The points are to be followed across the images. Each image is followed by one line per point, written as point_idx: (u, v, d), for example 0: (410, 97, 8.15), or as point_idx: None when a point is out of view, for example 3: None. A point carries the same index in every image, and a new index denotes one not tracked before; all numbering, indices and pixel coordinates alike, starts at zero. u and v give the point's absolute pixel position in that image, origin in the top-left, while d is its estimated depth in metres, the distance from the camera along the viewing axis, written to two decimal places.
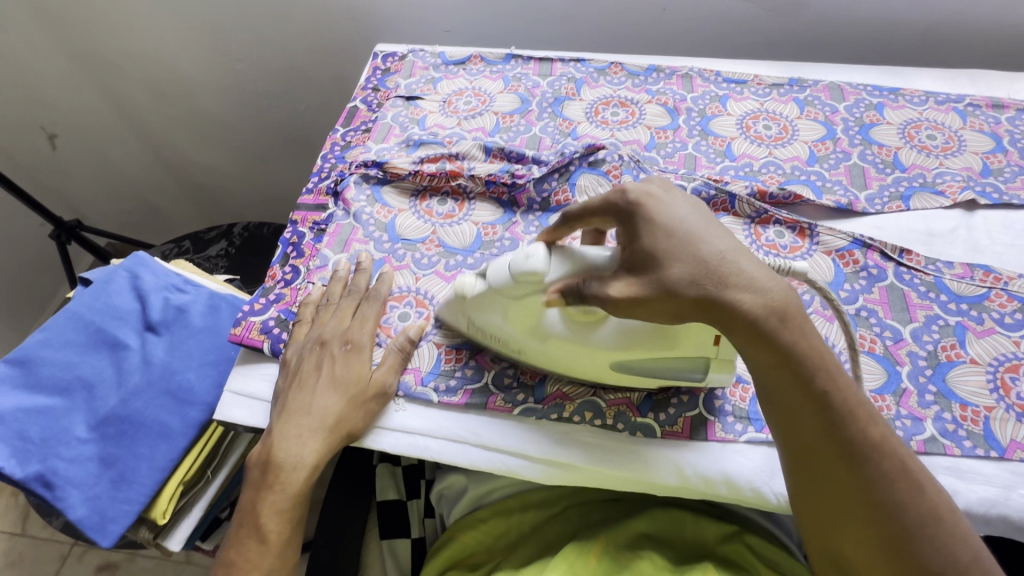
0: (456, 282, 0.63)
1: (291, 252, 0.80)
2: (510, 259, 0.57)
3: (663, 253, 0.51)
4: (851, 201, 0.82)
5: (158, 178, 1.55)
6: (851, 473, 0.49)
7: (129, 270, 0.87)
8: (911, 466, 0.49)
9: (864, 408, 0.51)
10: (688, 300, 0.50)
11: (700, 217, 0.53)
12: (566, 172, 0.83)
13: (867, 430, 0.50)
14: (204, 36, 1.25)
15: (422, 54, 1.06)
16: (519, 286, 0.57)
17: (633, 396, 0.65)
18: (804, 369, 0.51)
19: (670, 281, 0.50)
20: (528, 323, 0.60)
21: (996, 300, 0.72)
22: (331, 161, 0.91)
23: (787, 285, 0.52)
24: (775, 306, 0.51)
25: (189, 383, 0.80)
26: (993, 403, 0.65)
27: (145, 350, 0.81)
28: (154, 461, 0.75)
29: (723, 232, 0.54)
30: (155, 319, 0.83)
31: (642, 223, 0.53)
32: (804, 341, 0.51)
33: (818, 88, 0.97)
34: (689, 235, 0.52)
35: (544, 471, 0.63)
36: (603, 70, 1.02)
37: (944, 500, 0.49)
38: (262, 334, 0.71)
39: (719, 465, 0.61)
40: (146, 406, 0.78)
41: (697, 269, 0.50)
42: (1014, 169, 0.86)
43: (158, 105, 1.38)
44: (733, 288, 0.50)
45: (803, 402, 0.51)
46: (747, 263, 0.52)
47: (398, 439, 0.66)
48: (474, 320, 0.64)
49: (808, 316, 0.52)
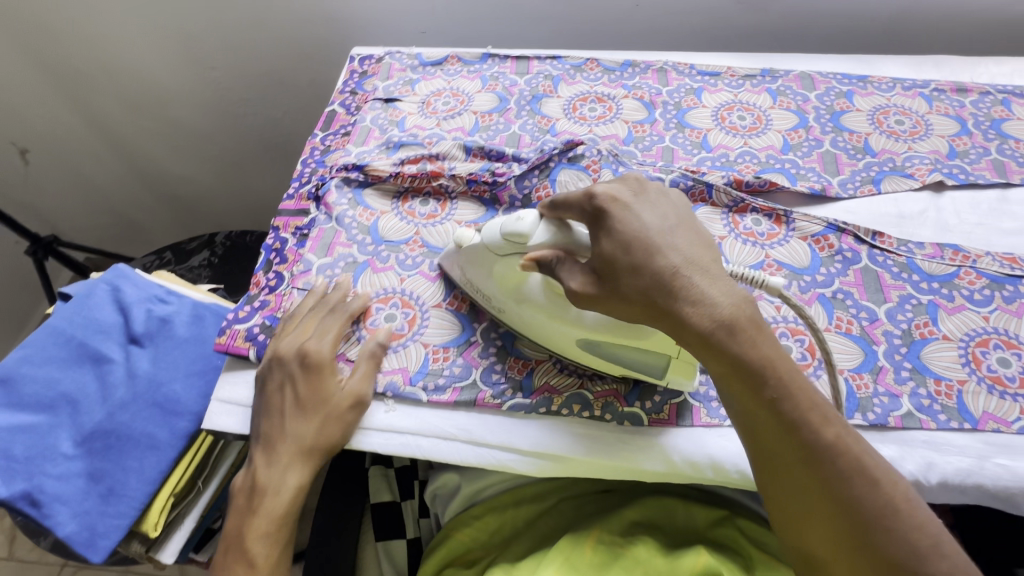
0: (460, 232, 0.68)
1: (275, 258, 0.80)
2: (503, 221, 0.60)
3: (620, 260, 0.52)
4: (824, 186, 0.84)
5: (135, 191, 1.53)
6: (811, 475, 0.48)
7: (111, 283, 0.87)
8: (867, 462, 0.47)
9: (820, 409, 0.49)
10: (639, 305, 0.51)
11: (660, 225, 0.53)
12: (546, 168, 0.84)
13: (821, 431, 0.48)
14: (176, 44, 1.24)
15: (399, 56, 1.06)
16: (505, 244, 0.60)
17: (620, 387, 0.66)
18: (757, 377, 0.49)
19: (621, 289, 0.52)
20: (511, 283, 0.64)
21: (966, 278, 0.75)
22: (311, 166, 0.91)
23: (737, 291, 0.51)
24: (724, 317, 0.49)
25: (175, 393, 0.79)
26: (965, 376, 0.67)
27: (130, 362, 0.81)
28: (144, 473, 0.74)
29: (675, 240, 0.53)
30: (139, 330, 0.83)
31: (604, 230, 0.54)
32: (756, 350, 0.49)
33: (789, 78, 0.99)
34: (645, 245, 0.52)
35: (536, 464, 0.64)
36: (580, 66, 1.03)
37: (904, 493, 0.47)
38: (247, 342, 0.71)
39: (706, 450, 0.63)
40: (132, 419, 0.77)
41: (653, 280, 0.51)
42: (979, 151, 0.88)
43: (131, 115, 1.36)
44: (682, 300, 0.50)
45: (755, 410, 0.50)
46: (698, 271, 0.51)
47: (388, 439, 0.66)
48: (467, 274, 0.69)
49: (760, 324, 0.50)
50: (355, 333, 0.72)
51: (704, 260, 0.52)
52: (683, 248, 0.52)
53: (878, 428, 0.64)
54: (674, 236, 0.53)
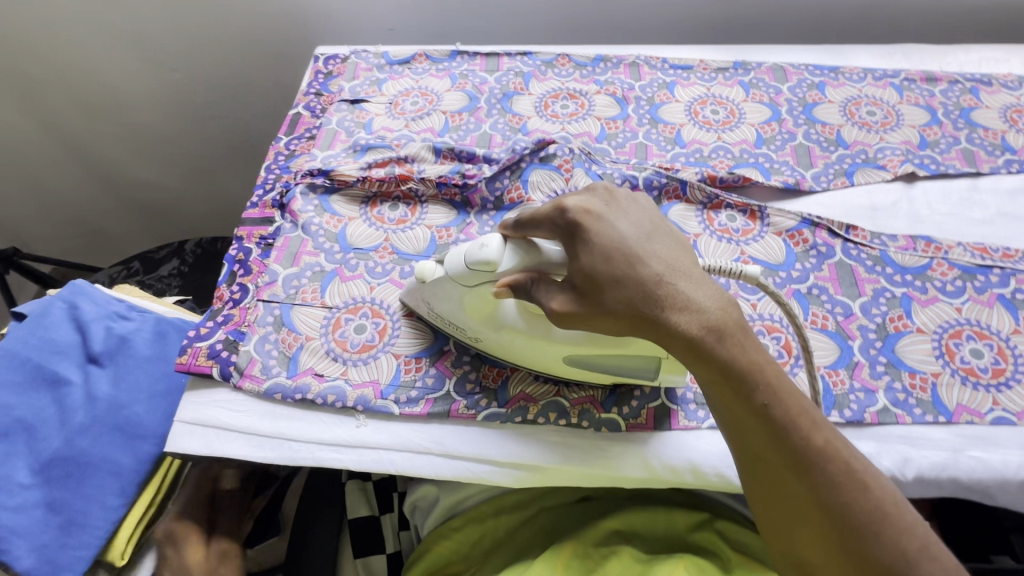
0: (420, 266, 0.65)
1: (239, 270, 0.77)
2: (467, 251, 0.58)
3: (601, 274, 0.49)
4: (798, 180, 0.84)
5: (99, 198, 1.47)
6: (802, 482, 0.46)
7: (67, 300, 0.84)
8: (856, 466, 0.46)
9: (810, 413, 0.47)
10: (626, 320, 0.49)
11: (641, 231, 0.51)
12: (517, 169, 0.82)
13: (812, 437, 0.46)
14: (133, 46, 1.19)
15: (365, 55, 1.03)
16: (473, 274, 0.58)
17: (597, 393, 0.65)
18: (746, 383, 0.47)
19: (606, 305, 0.49)
20: (483, 311, 0.62)
21: (939, 269, 0.75)
22: (275, 172, 0.88)
23: (723, 295, 0.48)
24: (711, 323, 0.47)
25: (138, 416, 0.77)
26: (939, 369, 0.67)
27: (89, 383, 0.78)
28: (107, 501, 0.71)
29: (656, 245, 0.50)
30: (98, 350, 0.80)
31: (581, 242, 0.51)
32: (745, 355, 0.47)
33: (762, 70, 0.98)
34: (625, 254, 0.49)
35: (512, 475, 0.63)
36: (551, 62, 1.00)
37: (892, 497, 0.45)
38: (210, 359, 0.68)
39: (684, 454, 0.62)
40: (92, 444, 0.74)
41: (636, 291, 0.48)
42: (949, 140, 0.89)
43: (90, 121, 1.31)
44: (669, 307, 0.47)
45: (746, 417, 0.47)
46: (683, 276, 0.48)
47: (360, 455, 0.64)
48: (434, 307, 0.66)
49: (748, 328, 0.48)
50: (325, 347, 0.69)
51: (686, 264, 0.49)
52: (665, 253, 0.50)
53: (854, 424, 0.64)
54: (655, 241, 0.50)
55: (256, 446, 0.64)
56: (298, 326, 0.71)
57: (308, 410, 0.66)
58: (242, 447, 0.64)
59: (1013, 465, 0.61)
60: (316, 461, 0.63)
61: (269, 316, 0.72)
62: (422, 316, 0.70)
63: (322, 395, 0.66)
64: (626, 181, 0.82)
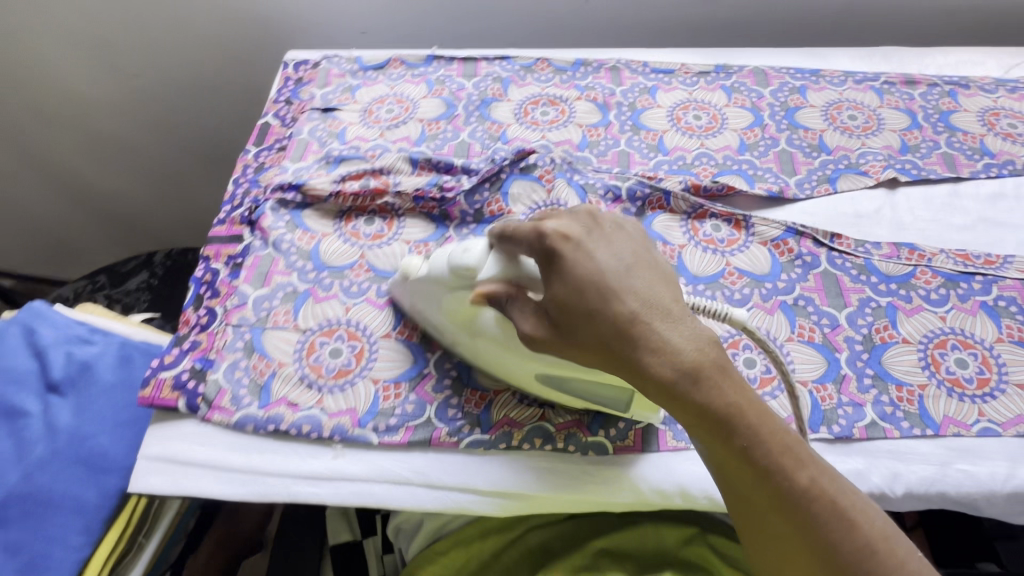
0: (405, 262, 0.64)
1: (206, 292, 0.73)
2: (450, 254, 0.57)
3: (574, 309, 0.46)
4: (781, 188, 0.83)
5: (61, 209, 1.39)
6: (789, 526, 0.43)
7: (24, 324, 0.79)
8: (843, 503, 0.42)
9: (795, 450, 0.44)
10: (600, 357, 0.46)
11: (618, 264, 0.47)
12: (497, 180, 0.80)
13: (796, 477, 0.43)
14: (91, 49, 1.13)
15: (337, 60, 0.99)
16: (454, 277, 0.57)
17: (583, 416, 0.63)
18: (725, 426, 0.44)
19: (579, 342, 0.47)
20: (463, 318, 0.60)
21: (922, 277, 0.74)
22: (243, 186, 0.84)
23: (701, 332, 0.45)
24: (688, 364, 0.44)
25: (102, 447, 0.72)
26: (925, 380, 0.66)
27: (49, 413, 0.73)
28: (69, 540, 0.67)
29: (633, 279, 0.47)
30: (59, 377, 0.76)
31: (555, 276, 0.48)
32: (724, 397, 0.44)
33: (743, 74, 0.97)
34: (600, 288, 0.46)
35: (497, 504, 0.60)
36: (530, 67, 0.98)
37: (882, 531, 0.42)
38: (175, 391, 0.65)
39: (673, 477, 0.60)
40: (53, 480, 0.69)
41: (609, 329, 0.45)
42: (929, 145, 0.88)
43: (49, 128, 1.24)
44: (641, 346, 0.44)
45: (726, 457, 0.45)
46: (658, 313, 0.45)
47: (338, 488, 0.61)
48: (418, 305, 0.65)
49: (727, 364, 0.45)
50: (299, 374, 0.66)
51: (665, 300, 0.46)
52: (643, 288, 0.46)
53: (842, 440, 0.63)
54: (632, 275, 0.47)
55: (227, 482, 0.61)
56: (270, 351, 0.68)
57: (281, 441, 0.63)
58: (212, 484, 0.61)
59: (999, 478, 0.61)
60: (291, 496, 0.60)
61: (239, 341, 0.68)
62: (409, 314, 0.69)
63: (296, 426, 0.63)
64: (609, 192, 0.80)
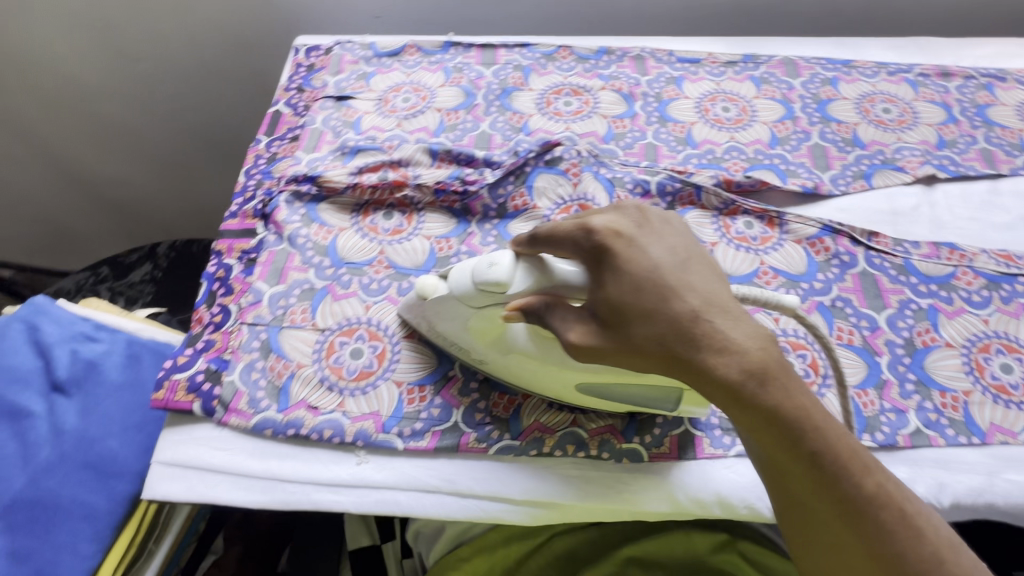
0: (419, 281, 0.58)
1: (219, 289, 0.70)
2: (474, 268, 0.52)
3: (630, 308, 0.42)
4: (816, 184, 0.80)
5: (61, 198, 1.35)
6: (854, 535, 0.40)
7: (26, 321, 0.76)
8: (910, 511, 0.40)
9: (859, 455, 0.41)
10: (656, 359, 0.42)
11: (673, 259, 0.44)
12: (521, 174, 0.77)
13: (862, 482, 0.40)
14: (94, 33, 1.08)
15: (350, 46, 0.95)
16: (481, 295, 0.52)
17: (616, 421, 0.61)
18: (793, 430, 0.40)
19: (633, 342, 0.42)
20: (493, 334, 0.57)
21: (964, 278, 0.72)
22: (255, 177, 0.80)
23: (762, 330, 0.42)
24: (753, 364, 0.40)
25: (111, 450, 0.70)
26: (970, 386, 0.64)
27: (54, 414, 0.71)
28: (78, 548, 0.64)
29: (690, 274, 0.43)
30: (64, 376, 0.73)
31: (608, 270, 0.44)
32: (791, 400, 0.41)
33: (772, 64, 0.94)
34: (657, 285, 0.42)
35: (528, 513, 0.58)
36: (551, 55, 0.94)
37: (947, 539, 0.40)
38: (190, 394, 0.62)
39: (712, 485, 0.58)
40: (61, 484, 0.67)
41: (668, 328, 0.41)
42: (967, 140, 0.85)
43: (50, 114, 1.20)
44: (704, 347, 0.40)
45: (790, 464, 0.41)
46: (721, 312, 0.42)
47: (362, 496, 0.58)
48: (437, 325, 0.61)
49: (791, 366, 0.42)
50: (319, 376, 0.63)
51: (724, 297, 0.43)
52: (701, 285, 0.43)
53: (886, 448, 0.61)
54: (689, 271, 0.43)
55: (246, 488, 0.59)
56: (288, 352, 0.65)
57: (301, 446, 0.61)
58: (230, 490, 0.58)
59: None
60: (313, 504, 0.58)
61: (254, 340, 0.65)
62: (423, 334, 0.64)
63: (317, 431, 0.60)
64: (638, 186, 0.77)
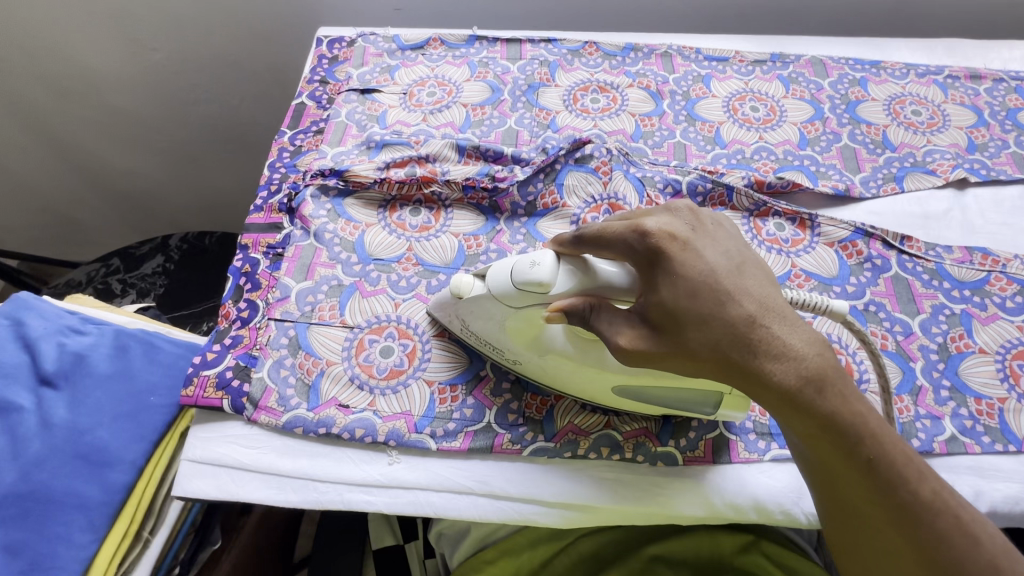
0: (455, 280, 0.57)
1: (245, 284, 0.69)
2: (514, 267, 0.51)
3: (686, 313, 0.41)
4: (847, 186, 0.79)
5: (71, 187, 1.32)
6: (909, 543, 0.39)
7: (11, 316, 0.70)
8: (968, 519, 0.39)
9: (914, 461, 0.40)
10: (711, 364, 0.42)
11: (728, 263, 0.43)
12: (552, 171, 0.76)
13: (919, 490, 0.39)
14: (109, 20, 1.06)
15: (374, 38, 0.94)
16: (521, 295, 0.51)
17: (651, 424, 0.60)
18: (848, 437, 0.40)
19: (687, 347, 0.42)
20: (529, 334, 0.56)
21: (997, 284, 0.71)
22: (280, 171, 0.79)
23: (818, 336, 0.41)
24: (811, 371, 0.40)
25: (102, 440, 0.64)
26: (1005, 393, 0.64)
27: (42, 408, 0.64)
28: (74, 539, 0.59)
29: (746, 279, 0.43)
30: (51, 369, 0.67)
31: (663, 274, 0.43)
32: (847, 405, 0.40)
33: (801, 63, 0.93)
34: (714, 290, 0.42)
35: (563, 516, 0.57)
36: (578, 51, 0.93)
37: (1004, 546, 0.38)
38: (219, 390, 0.61)
39: (747, 490, 0.58)
40: (52, 476, 0.61)
41: (723, 333, 0.41)
42: (997, 144, 0.85)
43: (61, 102, 1.18)
44: (761, 353, 0.40)
45: (843, 471, 0.41)
46: (778, 317, 0.41)
47: (395, 496, 0.57)
48: (470, 324, 0.60)
49: (846, 372, 0.41)
50: (349, 374, 0.62)
51: (779, 302, 0.42)
52: (757, 290, 0.42)
53: (922, 455, 0.60)
54: (745, 275, 0.43)
55: (277, 487, 0.58)
56: (317, 349, 0.64)
57: (332, 445, 0.60)
58: (262, 488, 0.58)
59: None
60: (345, 504, 0.57)
61: (283, 337, 0.65)
62: (454, 333, 0.63)
63: (349, 430, 0.59)
64: (669, 186, 0.77)
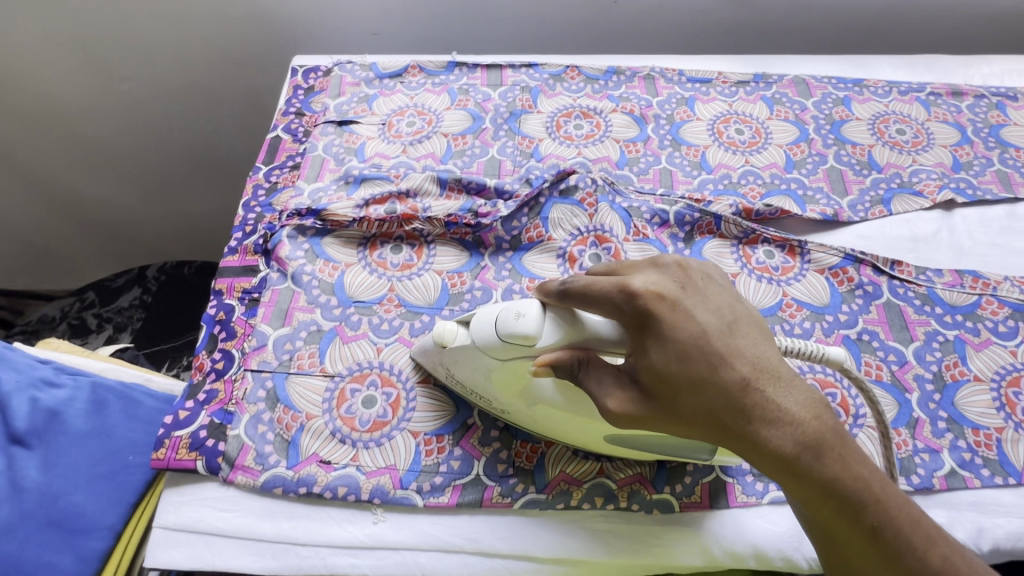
0: (438, 328, 0.55)
1: (220, 332, 0.66)
2: (498, 319, 0.49)
3: (677, 378, 0.40)
4: (835, 211, 0.78)
5: (43, 219, 1.28)
6: None
7: None
8: None
9: (922, 526, 0.38)
10: (705, 429, 0.40)
11: (719, 322, 0.41)
12: (536, 205, 0.74)
13: (928, 557, 0.37)
14: (76, 52, 1.03)
15: (350, 67, 0.91)
16: (506, 348, 0.49)
17: (645, 470, 0.58)
18: (851, 503, 0.38)
19: (678, 412, 0.41)
20: (516, 386, 0.54)
21: (989, 307, 0.70)
22: (255, 210, 0.76)
23: (815, 396, 0.40)
24: (809, 436, 0.38)
25: (78, 505, 0.59)
26: (1002, 423, 0.63)
27: (11, 470, 0.59)
28: None
29: (738, 338, 0.41)
30: (22, 427, 0.62)
31: (652, 336, 0.41)
32: (849, 470, 0.38)
33: (784, 83, 0.92)
34: (705, 352, 0.40)
35: (556, 572, 0.55)
36: (559, 75, 0.91)
37: None
38: (192, 452, 0.58)
39: (746, 537, 0.56)
40: (21, 548, 0.56)
41: (716, 398, 0.39)
42: (982, 161, 0.84)
43: (28, 134, 1.14)
44: (756, 420, 0.38)
45: (847, 537, 0.39)
46: (774, 380, 0.39)
47: (381, 557, 0.55)
48: (455, 373, 0.58)
49: (846, 432, 0.39)
50: (330, 428, 0.60)
51: (775, 361, 0.40)
52: (750, 349, 0.40)
53: (922, 492, 0.59)
54: (737, 334, 0.41)
55: (256, 554, 0.55)
56: (296, 401, 0.61)
57: (314, 505, 0.57)
58: (241, 556, 0.55)
59: None
60: (329, 569, 0.55)
61: (260, 390, 0.62)
62: (439, 379, 0.61)
63: (331, 488, 0.57)
64: (656, 216, 0.75)
